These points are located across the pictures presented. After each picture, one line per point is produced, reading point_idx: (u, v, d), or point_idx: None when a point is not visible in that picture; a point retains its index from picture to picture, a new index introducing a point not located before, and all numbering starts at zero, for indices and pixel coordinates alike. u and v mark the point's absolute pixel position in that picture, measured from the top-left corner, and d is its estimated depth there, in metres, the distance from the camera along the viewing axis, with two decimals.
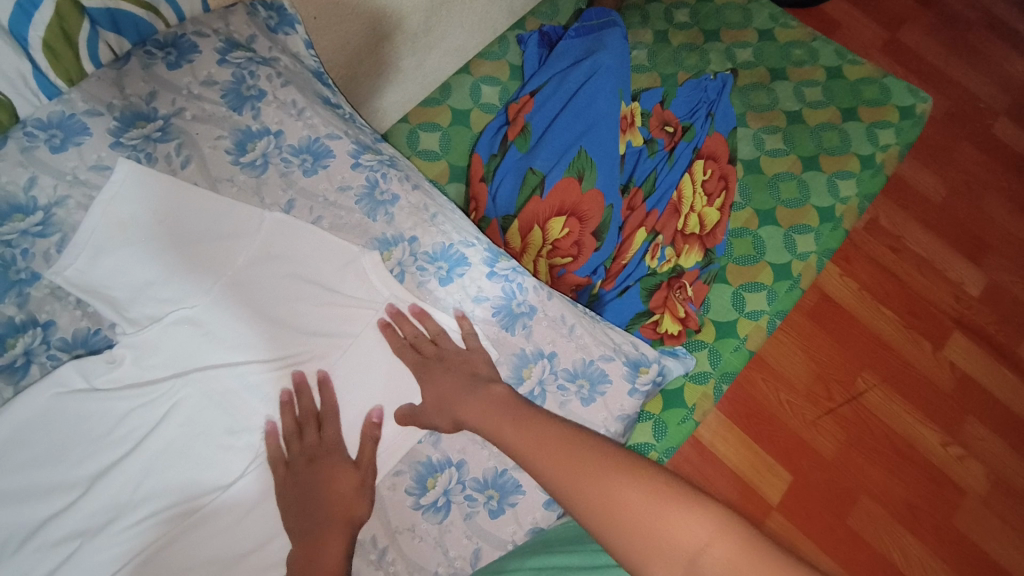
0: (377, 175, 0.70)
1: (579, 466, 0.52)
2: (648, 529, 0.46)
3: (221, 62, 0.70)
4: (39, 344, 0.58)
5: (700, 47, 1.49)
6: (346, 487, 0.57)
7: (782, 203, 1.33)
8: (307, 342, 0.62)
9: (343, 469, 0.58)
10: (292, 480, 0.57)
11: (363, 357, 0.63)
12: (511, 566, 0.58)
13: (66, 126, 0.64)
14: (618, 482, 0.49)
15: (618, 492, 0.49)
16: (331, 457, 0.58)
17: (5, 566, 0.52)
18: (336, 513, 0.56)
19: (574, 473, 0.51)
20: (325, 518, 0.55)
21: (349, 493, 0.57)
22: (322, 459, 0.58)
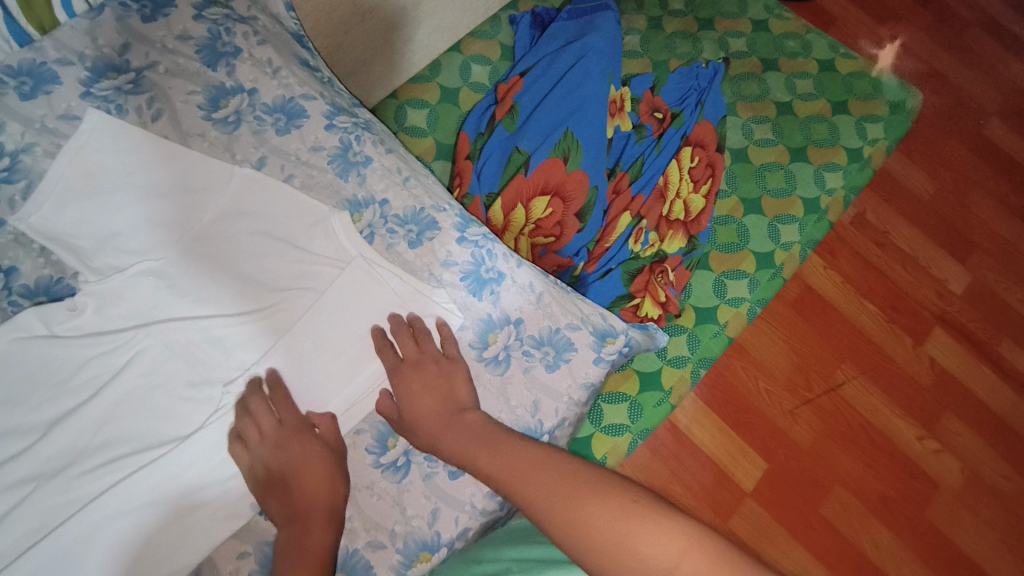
0: (351, 137, 0.69)
1: (551, 490, 0.49)
2: (618, 545, 0.43)
3: (198, 17, 0.70)
4: (2, 289, 0.58)
5: (693, 35, 1.49)
6: (317, 473, 0.56)
7: (768, 193, 1.34)
8: (273, 297, 0.62)
9: (319, 454, 0.57)
10: (267, 466, 0.57)
11: (328, 317, 0.62)
12: (488, 555, 0.58)
13: (37, 74, 0.64)
14: (589, 508, 0.46)
15: (589, 510, 0.46)
16: (302, 437, 0.58)
17: None
18: (312, 504, 0.55)
19: (547, 494, 0.49)
20: (304, 506, 0.55)
21: (320, 483, 0.56)
22: (294, 443, 0.57)
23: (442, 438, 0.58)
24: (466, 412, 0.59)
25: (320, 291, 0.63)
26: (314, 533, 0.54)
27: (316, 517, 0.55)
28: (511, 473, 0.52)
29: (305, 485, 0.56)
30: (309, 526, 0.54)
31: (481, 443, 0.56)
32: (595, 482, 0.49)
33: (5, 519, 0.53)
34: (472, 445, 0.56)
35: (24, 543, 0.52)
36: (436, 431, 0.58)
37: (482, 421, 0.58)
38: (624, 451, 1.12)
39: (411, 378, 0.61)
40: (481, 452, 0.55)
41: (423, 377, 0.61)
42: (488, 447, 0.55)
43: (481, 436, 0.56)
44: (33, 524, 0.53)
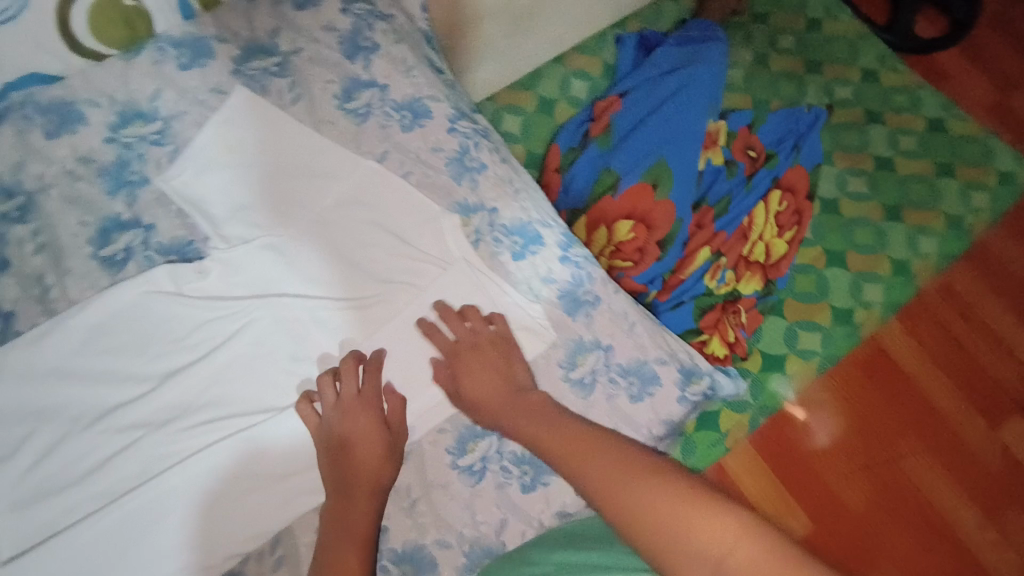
0: (470, 143, 0.71)
1: (611, 469, 0.49)
2: (671, 528, 0.43)
3: (344, 11, 0.73)
4: (139, 243, 0.62)
5: (798, 77, 1.46)
6: (372, 451, 0.56)
7: (854, 248, 1.32)
8: (376, 285, 0.64)
9: (375, 430, 0.57)
10: (327, 433, 0.58)
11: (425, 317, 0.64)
12: (535, 559, 0.55)
13: (195, 46, 0.68)
14: (647, 488, 0.47)
15: (637, 490, 0.47)
16: (363, 412, 0.58)
17: (75, 439, 0.56)
18: (362, 479, 0.55)
19: (604, 475, 0.49)
20: (354, 480, 0.55)
21: (373, 460, 0.56)
22: (357, 415, 0.58)
23: (504, 417, 0.58)
24: (527, 393, 0.59)
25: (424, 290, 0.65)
26: (359, 507, 0.54)
27: (367, 496, 0.55)
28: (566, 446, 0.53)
29: (360, 460, 0.56)
30: (355, 500, 0.54)
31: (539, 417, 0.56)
32: (649, 467, 0.49)
33: (115, 458, 0.56)
34: (529, 416, 0.57)
35: (128, 484, 0.56)
36: (500, 412, 0.58)
37: (543, 405, 0.58)
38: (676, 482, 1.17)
39: (473, 358, 0.61)
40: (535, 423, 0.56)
41: (479, 356, 0.61)
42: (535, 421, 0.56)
43: (539, 411, 0.57)
44: (138, 466, 0.56)
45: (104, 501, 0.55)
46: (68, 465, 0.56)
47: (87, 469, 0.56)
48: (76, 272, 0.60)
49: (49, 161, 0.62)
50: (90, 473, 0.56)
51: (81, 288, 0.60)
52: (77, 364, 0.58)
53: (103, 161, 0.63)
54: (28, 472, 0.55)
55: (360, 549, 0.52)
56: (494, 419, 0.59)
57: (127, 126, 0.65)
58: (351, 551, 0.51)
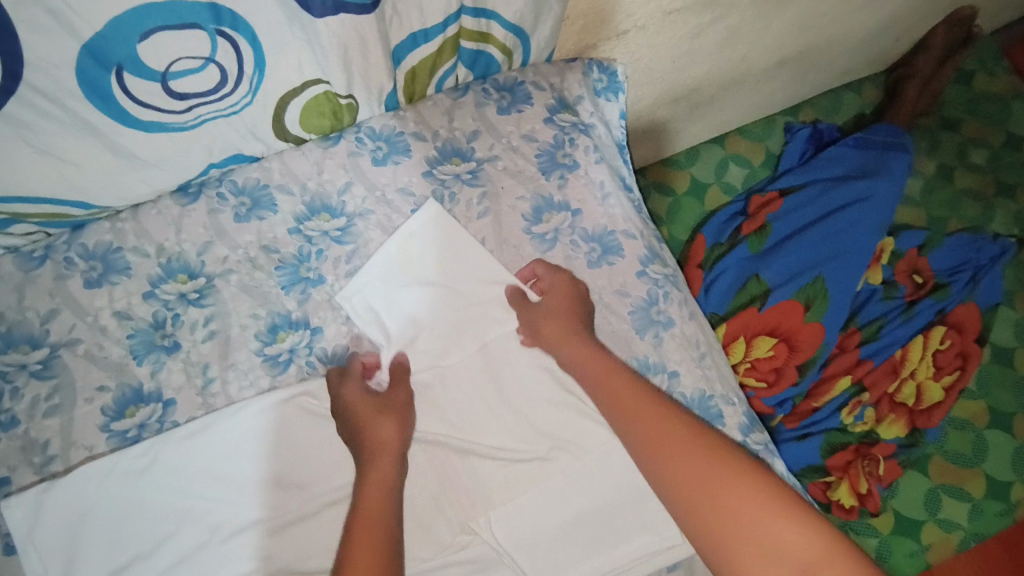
0: (660, 293, 0.63)
1: (685, 455, 0.50)
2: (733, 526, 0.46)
3: (548, 121, 0.68)
4: (303, 346, 0.60)
5: (986, 198, 1.42)
6: (377, 417, 0.56)
7: (1023, 412, 1.25)
8: (532, 436, 0.60)
9: (371, 402, 0.57)
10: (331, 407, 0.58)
11: (584, 482, 0.59)
12: None
13: (392, 142, 0.65)
14: (728, 484, 0.48)
15: (702, 478, 0.48)
16: (351, 381, 0.58)
17: (213, 548, 0.55)
18: (367, 442, 0.55)
19: (664, 455, 0.50)
20: (369, 458, 0.54)
21: (367, 417, 0.56)
22: (345, 390, 0.57)
23: (564, 344, 0.59)
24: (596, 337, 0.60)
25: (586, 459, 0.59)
26: (376, 466, 0.54)
27: (381, 457, 0.54)
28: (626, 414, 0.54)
29: (365, 419, 0.56)
30: (365, 480, 0.53)
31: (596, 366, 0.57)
32: (718, 454, 0.50)
33: None
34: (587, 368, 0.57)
35: None
36: (563, 337, 0.59)
37: (611, 367, 0.57)
38: None
39: (550, 317, 0.60)
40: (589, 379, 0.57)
41: (554, 305, 0.60)
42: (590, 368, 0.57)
43: (595, 364, 0.57)
44: None
45: None
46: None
47: None
48: (240, 367, 0.58)
49: (234, 245, 0.61)
50: None
51: (242, 386, 0.58)
52: (224, 471, 0.57)
53: (284, 252, 0.61)
54: None
55: (375, 547, 0.48)
56: (555, 342, 0.59)
57: (313, 218, 0.63)
58: (364, 551, 0.47)
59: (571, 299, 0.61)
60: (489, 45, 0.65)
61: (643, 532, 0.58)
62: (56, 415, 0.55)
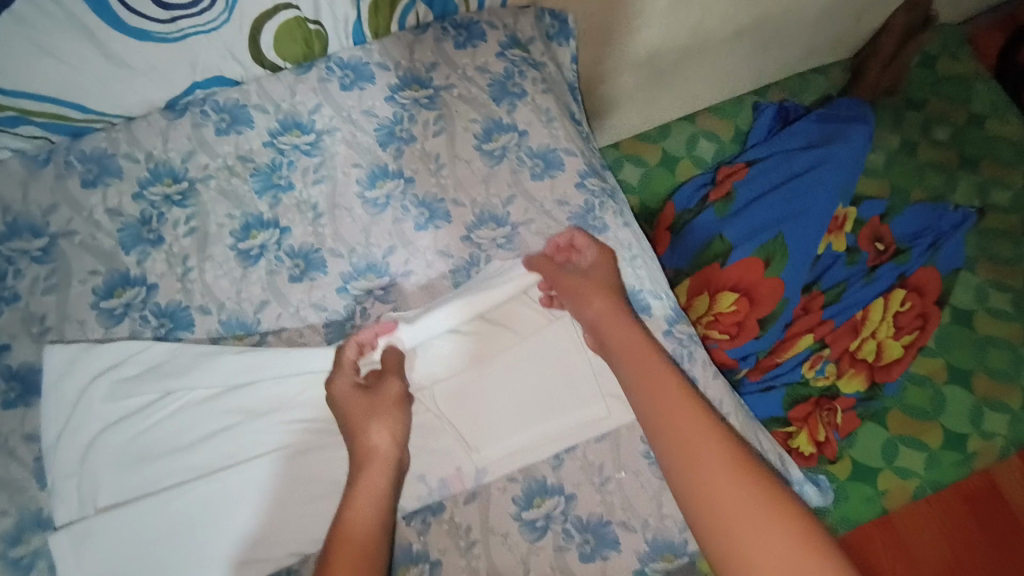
0: (596, 202, 0.70)
1: (692, 459, 0.54)
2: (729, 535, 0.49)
3: (499, 55, 0.76)
4: (273, 242, 0.67)
5: (950, 172, 1.42)
6: (379, 417, 0.59)
7: (985, 370, 1.26)
8: (487, 329, 0.66)
9: (387, 400, 0.61)
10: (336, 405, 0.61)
11: (523, 362, 0.65)
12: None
13: (358, 70, 0.73)
14: (724, 492, 0.51)
15: (708, 482, 0.52)
16: (355, 395, 0.61)
17: (187, 409, 0.62)
18: (366, 446, 0.58)
19: (682, 453, 0.54)
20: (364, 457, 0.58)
21: (379, 424, 0.59)
22: (342, 389, 0.61)
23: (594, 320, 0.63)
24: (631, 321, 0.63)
25: (532, 344, 0.66)
26: (366, 477, 0.56)
27: (373, 465, 0.57)
28: (657, 407, 0.58)
29: (357, 424, 0.59)
30: (363, 471, 0.57)
31: (636, 359, 0.61)
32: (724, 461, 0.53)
33: (215, 435, 0.61)
34: (627, 359, 0.61)
35: (222, 461, 0.61)
36: (597, 312, 0.64)
37: (639, 355, 0.61)
38: None
39: (590, 285, 0.65)
40: (632, 366, 0.60)
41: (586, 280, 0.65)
42: (638, 355, 0.61)
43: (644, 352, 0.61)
44: (236, 447, 0.61)
45: (194, 474, 0.60)
46: (172, 432, 0.61)
47: (188, 441, 0.61)
48: (216, 259, 0.66)
49: (214, 154, 0.69)
50: (191, 445, 0.61)
51: (217, 275, 0.66)
52: (200, 345, 0.63)
53: (259, 162, 0.69)
54: (140, 434, 0.61)
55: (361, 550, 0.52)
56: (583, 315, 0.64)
57: (285, 134, 0.70)
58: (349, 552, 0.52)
59: (610, 279, 0.66)
60: None
61: (575, 406, 0.65)
62: (53, 293, 0.63)
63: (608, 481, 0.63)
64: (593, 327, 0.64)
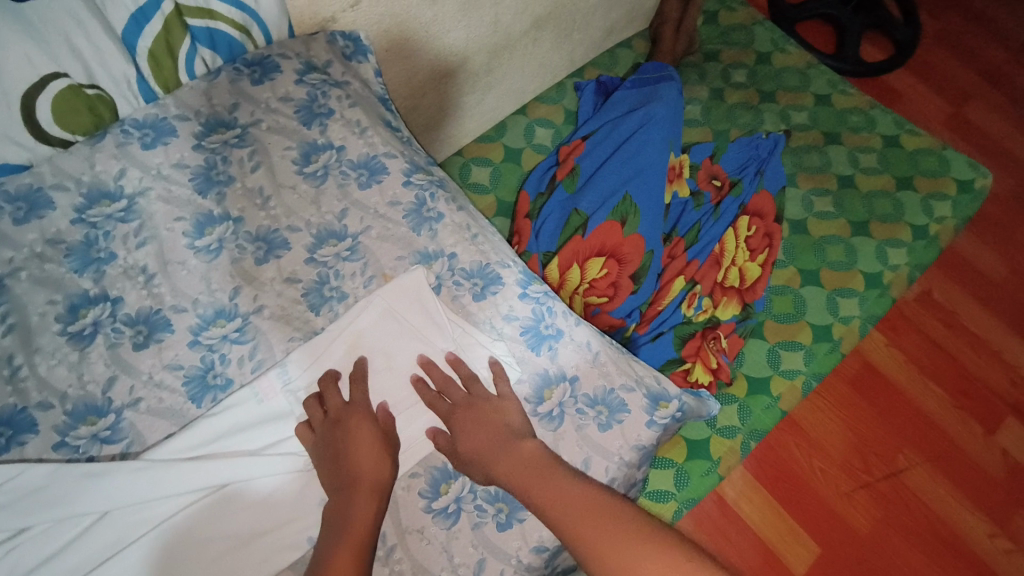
0: (426, 194, 0.74)
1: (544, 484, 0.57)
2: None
3: (299, 82, 0.78)
4: (107, 316, 0.64)
5: (755, 107, 1.59)
6: (368, 450, 0.60)
7: (828, 265, 1.41)
8: (377, 331, 0.67)
9: (367, 430, 0.61)
10: (324, 442, 0.61)
11: (407, 367, 0.67)
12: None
13: (158, 127, 0.72)
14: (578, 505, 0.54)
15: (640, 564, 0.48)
16: (357, 417, 0.62)
17: (41, 516, 0.56)
18: (362, 476, 0.58)
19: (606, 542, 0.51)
20: (355, 479, 0.58)
21: (371, 459, 0.59)
22: (349, 419, 0.62)
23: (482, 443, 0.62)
24: (522, 441, 0.61)
25: (412, 344, 0.68)
26: (359, 505, 0.56)
27: (369, 491, 0.57)
28: (566, 511, 0.54)
29: (353, 455, 0.59)
30: (355, 496, 0.57)
31: (539, 474, 0.58)
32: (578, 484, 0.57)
33: (87, 532, 0.57)
34: (529, 474, 0.58)
35: (100, 557, 0.56)
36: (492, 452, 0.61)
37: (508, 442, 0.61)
38: (668, 518, 1.16)
39: (475, 438, 0.62)
40: (536, 481, 0.57)
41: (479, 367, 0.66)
42: (540, 474, 0.58)
43: (543, 468, 0.58)
44: (111, 538, 0.57)
45: None
46: (30, 548, 0.56)
47: (57, 548, 0.56)
48: (45, 349, 0.61)
49: (18, 245, 0.65)
50: (58, 551, 0.56)
51: (51, 365, 0.61)
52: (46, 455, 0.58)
53: (71, 241, 0.66)
54: None
55: (356, 552, 0.52)
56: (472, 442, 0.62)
57: (94, 206, 0.68)
58: (345, 552, 0.52)
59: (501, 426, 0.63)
60: (219, 22, 0.75)
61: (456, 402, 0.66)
62: None
63: None
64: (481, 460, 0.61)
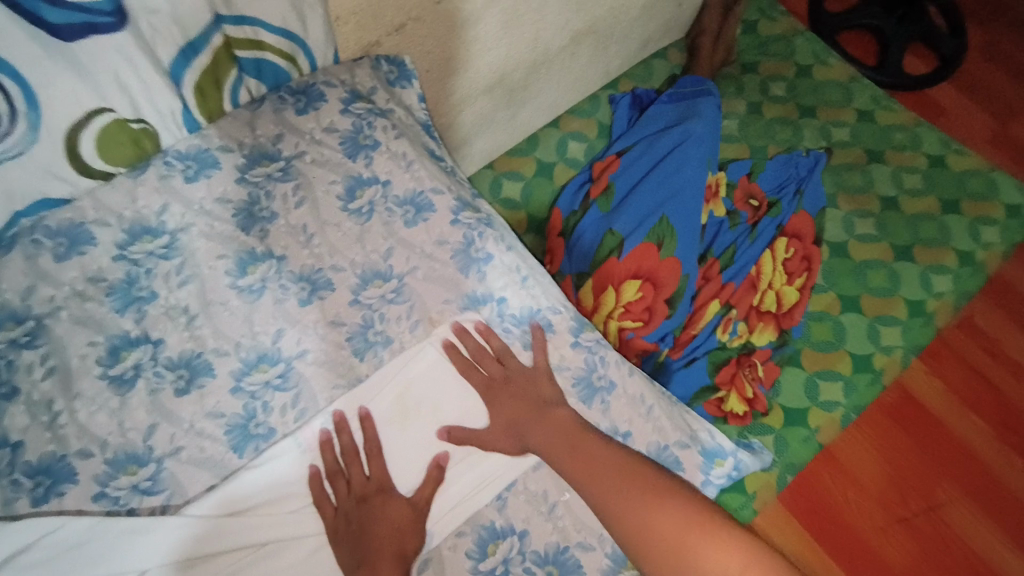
0: (474, 234, 0.71)
1: (572, 448, 0.62)
2: (680, 552, 0.57)
3: (344, 111, 0.75)
4: (148, 360, 0.62)
5: (794, 123, 1.54)
6: (396, 523, 0.59)
7: (869, 291, 1.37)
8: (400, 400, 0.64)
9: (396, 507, 0.60)
10: (347, 520, 0.59)
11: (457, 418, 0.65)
12: None
13: (201, 159, 0.70)
14: (604, 467, 0.61)
15: (651, 514, 0.59)
16: (383, 495, 0.61)
17: (78, 574, 0.54)
18: (385, 549, 0.58)
19: (627, 503, 0.60)
20: (377, 550, 0.57)
21: (398, 528, 0.59)
22: (375, 496, 0.60)
23: (516, 401, 0.65)
24: (555, 407, 0.64)
25: (462, 391, 0.65)
26: (384, 573, 0.56)
27: (388, 562, 0.57)
28: (591, 474, 0.61)
29: (378, 531, 0.59)
30: (378, 568, 0.56)
31: (565, 440, 0.62)
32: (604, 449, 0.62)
33: None
34: (557, 439, 0.63)
35: None
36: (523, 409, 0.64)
37: (543, 402, 0.65)
38: None
39: (507, 399, 0.65)
40: (565, 451, 0.62)
41: (517, 388, 0.65)
42: (572, 449, 0.62)
43: (574, 436, 0.63)
44: None
45: None
46: None
47: None
48: (86, 395, 0.59)
49: (58, 283, 0.63)
50: None
51: (91, 411, 0.59)
52: (82, 510, 0.56)
53: (112, 279, 0.64)
54: None
55: None
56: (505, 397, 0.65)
57: (135, 243, 0.66)
58: None
59: (535, 393, 0.65)
60: (266, 53, 0.73)
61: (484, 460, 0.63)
62: None
63: (555, 506, 0.63)
64: (512, 423, 0.64)
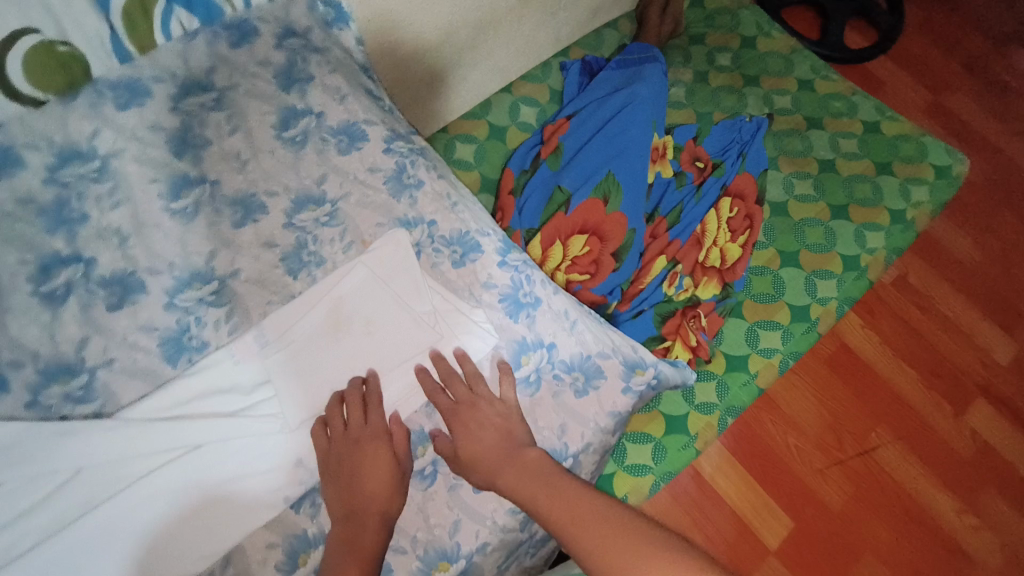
0: (406, 161, 0.74)
1: (490, 440, 0.62)
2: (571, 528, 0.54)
3: (278, 46, 0.78)
4: (80, 277, 0.63)
5: (738, 90, 1.60)
6: (377, 477, 0.60)
7: (806, 247, 1.43)
8: (332, 315, 0.66)
9: (384, 461, 0.61)
10: (333, 469, 0.60)
11: (390, 335, 0.67)
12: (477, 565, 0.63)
13: (133, 88, 0.71)
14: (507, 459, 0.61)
15: (546, 498, 0.57)
16: (368, 448, 0.61)
17: (10, 472, 0.56)
18: (371, 504, 0.58)
19: (603, 541, 0.52)
20: (364, 508, 0.58)
21: (384, 491, 0.59)
22: (365, 445, 0.61)
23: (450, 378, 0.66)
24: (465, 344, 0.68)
25: (394, 308, 0.68)
26: (368, 532, 0.57)
27: (369, 517, 0.58)
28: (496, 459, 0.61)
29: (361, 485, 0.59)
30: (363, 525, 0.57)
31: (493, 428, 0.63)
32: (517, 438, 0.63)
33: (54, 494, 0.56)
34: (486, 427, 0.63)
35: (68, 517, 0.56)
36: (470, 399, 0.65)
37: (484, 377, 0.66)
38: (646, 492, 1.18)
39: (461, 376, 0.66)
40: (483, 446, 0.62)
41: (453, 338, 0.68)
42: (548, 487, 0.58)
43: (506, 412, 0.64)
44: (84, 496, 0.56)
45: (47, 533, 0.55)
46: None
47: (27, 505, 0.56)
48: (17, 309, 0.61)
49: None
50: (29, 509, 0.56)
51: (23, 323, 0.61)
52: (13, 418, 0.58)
53: (42, 200, 0.65)
54: None
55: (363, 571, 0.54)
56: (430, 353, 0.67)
57: (66, 166, 0.67)
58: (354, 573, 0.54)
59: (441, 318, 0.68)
60: None
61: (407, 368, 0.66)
62: None
63: None
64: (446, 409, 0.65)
